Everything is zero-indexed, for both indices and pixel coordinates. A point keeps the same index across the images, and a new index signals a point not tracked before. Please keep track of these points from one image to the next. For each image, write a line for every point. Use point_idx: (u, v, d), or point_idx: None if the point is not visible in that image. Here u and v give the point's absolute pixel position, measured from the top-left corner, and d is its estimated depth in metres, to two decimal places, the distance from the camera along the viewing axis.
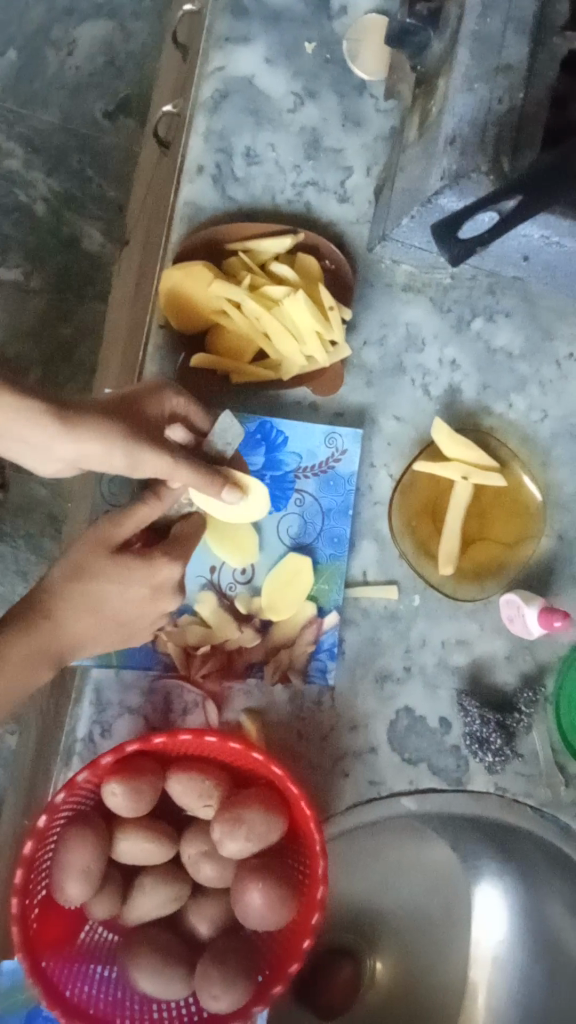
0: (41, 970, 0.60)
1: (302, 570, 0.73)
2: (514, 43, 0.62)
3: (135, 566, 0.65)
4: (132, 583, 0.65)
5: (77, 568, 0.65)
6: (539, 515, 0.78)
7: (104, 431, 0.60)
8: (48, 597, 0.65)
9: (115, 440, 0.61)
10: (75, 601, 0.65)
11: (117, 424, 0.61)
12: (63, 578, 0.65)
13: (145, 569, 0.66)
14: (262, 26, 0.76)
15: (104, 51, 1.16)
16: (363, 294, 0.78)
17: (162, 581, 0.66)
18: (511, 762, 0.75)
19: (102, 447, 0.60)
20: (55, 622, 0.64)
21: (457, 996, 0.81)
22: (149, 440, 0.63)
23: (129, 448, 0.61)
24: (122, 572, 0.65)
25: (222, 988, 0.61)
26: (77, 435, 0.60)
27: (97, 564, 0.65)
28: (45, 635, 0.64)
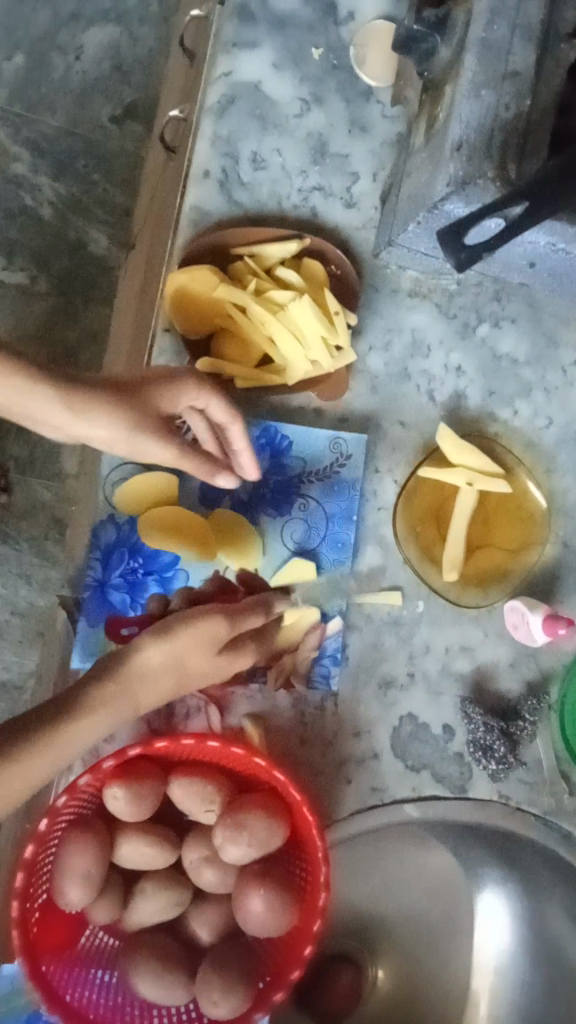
0: (41, 974, 0.60)
1: (306, 574, 0.73)
2: (521, 51, 0.62)
3: (222, 662, 0.66)
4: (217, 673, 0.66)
5: (174, 660, 0.63)
6: (543, 522, 0.77)
7: (113, 413, 0.62)
8: (136, 676, 0.62)
9: (123, 425, 0.63)
10: (162, 687, 0.63)
11: (125, 407, 0.62)
12: (161, 667, 0.63)
13: (232, 662, 0.66)
14: (269, 32, 0.76)
15: (112, 57, 1.16)
16: (368, 300, 0.78)
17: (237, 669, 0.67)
18: (515, 769, 0.75)
19: (107, 430, 0.62)
20: (136, 701, 0.63)
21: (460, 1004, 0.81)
22: (159, 432, 0.64)
23: (137, 435, 0.63)
24: (212, 667, 0.65)
25: (223, 994, 0.61)
26: (85, 415, 0.61)
27: (194, 662, 0.64)
28: (125, 708, 0.62)
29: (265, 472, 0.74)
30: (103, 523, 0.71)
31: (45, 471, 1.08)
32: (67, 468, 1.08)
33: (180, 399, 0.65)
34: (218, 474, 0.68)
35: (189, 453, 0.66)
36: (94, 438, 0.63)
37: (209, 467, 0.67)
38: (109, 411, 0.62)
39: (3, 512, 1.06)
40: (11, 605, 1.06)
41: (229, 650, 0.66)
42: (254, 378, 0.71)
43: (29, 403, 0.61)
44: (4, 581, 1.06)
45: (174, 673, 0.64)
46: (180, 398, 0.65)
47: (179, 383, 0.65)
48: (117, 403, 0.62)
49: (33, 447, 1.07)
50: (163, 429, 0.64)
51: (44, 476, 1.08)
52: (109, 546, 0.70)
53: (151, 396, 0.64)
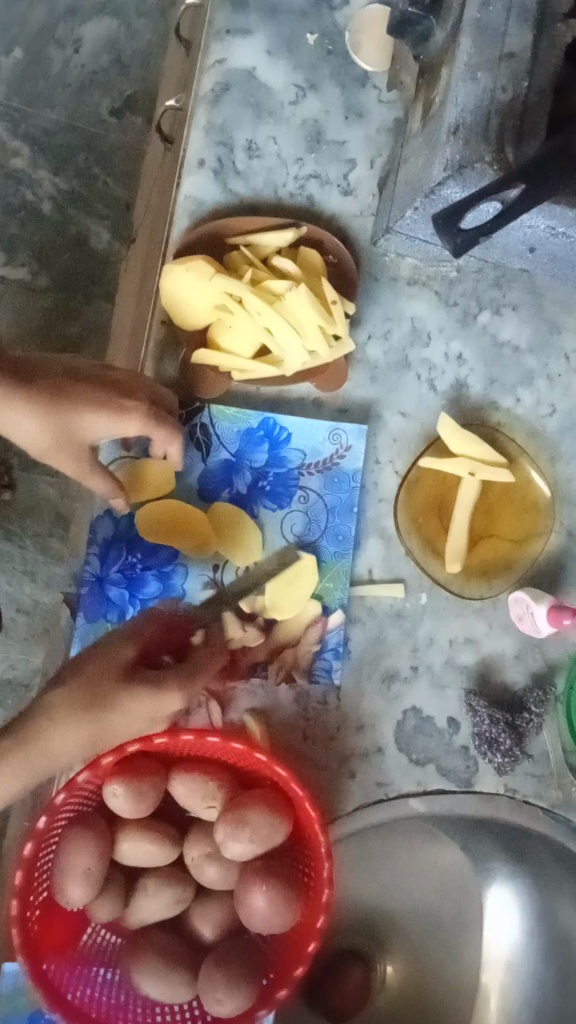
0: (43, 972, 0.59)
1: (307, 570, 0.72)
2: (517, 31, 0.61)
3: (142, 701, 0.63)
4: (137, 714, 0.63)
5: (85, 704, 0.62)
6: (547, 511, 0.76)
7: (33, 420, 0.62)
8: (44, 727, 0.62)
9: (41, 436, 0.63)
10: (74, 739, 0.62)
11: (47, 420, 0.62)
12: (69, 713, 0.62)
13: (154, 703, 0.63)
14: (263, 18, 0.75)
15: (109, 50, 1.15)
16: (367, 288, 0.77)
17: (164, 711, 0.63)
18: (521, 762, 0.74)
19: (40, 428, 0.62)
20: (48, 755, 0.62)
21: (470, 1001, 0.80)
22: (71, 452, 0.64)
23: (52, 446, 0.64)
24: (127, 705, 0.63)
25: (226, 992, 0.61)
26: (5, 413, 0.61)
27: (109, 704, 0.62)
28: (37, 764, 0.62)
29: (264, 464, 0.73)
30: (100, 518, 0.70)
31: (49, 467, 1.07)
32: None
33: (109, 428, 0.64)
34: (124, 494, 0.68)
35: (103, 477, 0.65)
36: (13, 433, 0.63)
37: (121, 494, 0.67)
38: (32, 417, 0.62)
39: (7, 509, 1.06)
40: (16, 603, 1.06)
41: (150, 688, 0.63)
42: (251, 368, 0.70)
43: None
44: (8, 578, 1.06)
45: (86, 717, 0.62)
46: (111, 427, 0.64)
47: (111, 413, 0.64)
48: (39, 413, 0.62)
49: None
50: (78, 452, 0.64)
51: (47, 473, 1.07)
52: (107, 541, 0.70)
53: (76, 419, 0.63)
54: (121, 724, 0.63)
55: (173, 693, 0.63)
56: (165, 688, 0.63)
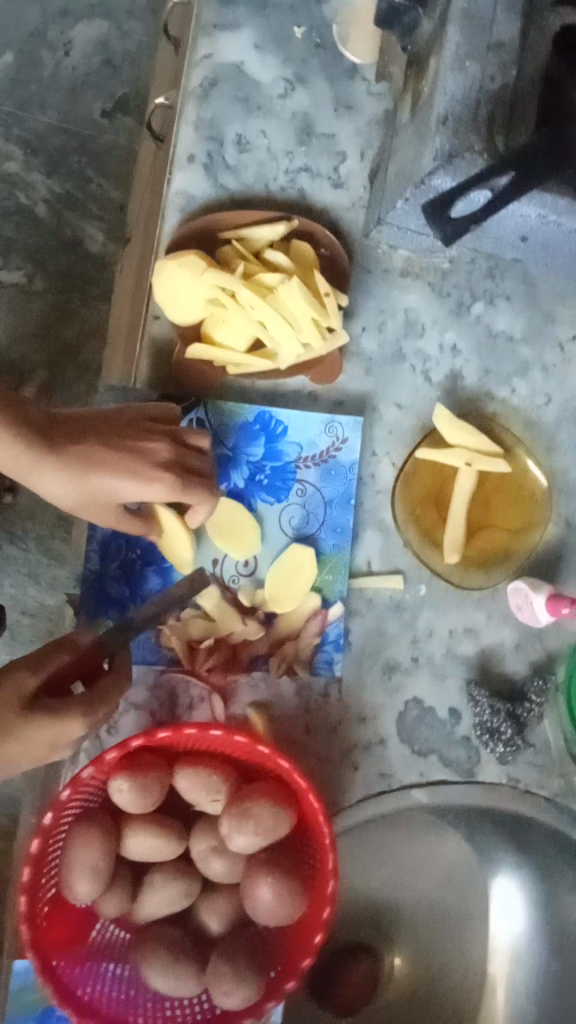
0: (51, 968, 0.60)
1: (306, 562, 0.72)
2: (504, 19, 0.61)
3: (42, 729, 0.58)
4: (35, 744, 0.59)
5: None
6: (545, 501, 0.76)
7: (61, 483, 0.60)
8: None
9: (70, 499, 0.61)
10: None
11: (77, 485, 0.61)
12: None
13: (54, 731, 0.59)
14: (251, 14, 0.76)
15: (100, 51, 1.15)
16: (360, 281, 0.77)
17: (62, 738, 0.60)
18: (523, 751, 0.74)
19: (63, 489, 0.61)
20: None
21: (477, 995, 0.79)
22: (99, 512, 0.63)
23: (80, 506, 0.62)
24: (26, 736, 0.58)
25: (234, 985, 0.61)
26: (34, 473, 0.60)
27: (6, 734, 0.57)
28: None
29: (261, 458, 0.73)
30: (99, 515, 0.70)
31: None
32: None
33: (138, 492, 0.63)
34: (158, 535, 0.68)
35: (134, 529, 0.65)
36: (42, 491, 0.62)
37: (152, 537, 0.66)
38: (60, 480, 0.60)
39: (8, 512, 1.06)
40: (20, 605, 1.06)
41: (53, 716, 0.59)
42: (246, 362, 0.70)
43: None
44: (11, 581, 1.06)
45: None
46: (142, 492, 0.63)
47: (141, 482, 0.62)
48: (68, 477, 0.60)
49: None
50: (106, 511, 0.63)
51: None
52: (106, 537, 0.70)
53: (105, 483, 0.61)
54: (16, 753, 0.58)
55: (73, 719, 0.59)
56: (67, 715, 0.59)
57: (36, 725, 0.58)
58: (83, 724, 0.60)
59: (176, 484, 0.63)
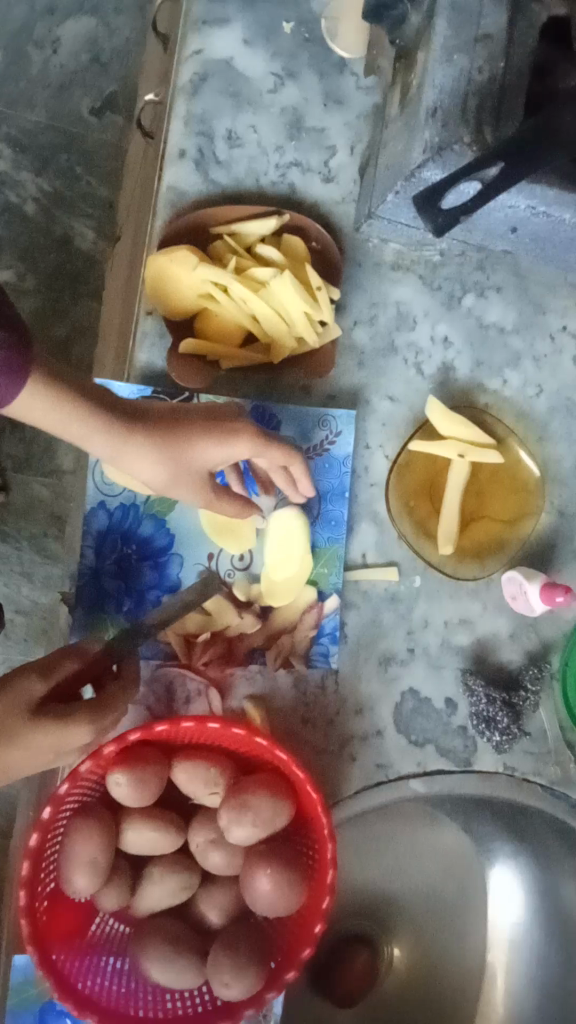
0: (52, 962, 0.60)
1: (301, 543, 0.73)
2: (492, 11, 0.61)
3: (43, 734, 0.59)
4: (38, 751, 0.60)
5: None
6: (537, 491, 0.77)
7: (155, 459, 0.62)
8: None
9: (165, 473, 0.63)
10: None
11: (171, 458, 0.62)
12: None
13: (58, 736, 0.60)
14: (239, 9, 0.76)
15: (88, 47, 1.15)
16: (351, 274, 0.77)
17: (67, 744, 0.60)
18: (519, 739, 0.74)
19: (156, 464, 0.62)
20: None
21: (476, 982, 0.80)
22: (194, 483, 0.65)
23: (173, 481, 0.64)
24: (30, 740, 0.59)
25: (234, 975, 0.61)
26: (129, 453, 0.61)
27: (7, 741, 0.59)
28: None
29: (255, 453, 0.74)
30: (94, 511, 0.70)
31: (42, 468, 1.07)
32: (63, 464, 1.07)
33: (230, 453, 0.65)
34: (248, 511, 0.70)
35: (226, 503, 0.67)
36: (133, 473, 0.63)
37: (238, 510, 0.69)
38: (153, 454, 0.61)
39: (2, 511, 1.06)
40: (14, 604, 1.06)
41: (57, 719, 0.60)
42: (239, 357, 0.71)
43: (87, 437, 0.59)
44: (6, 579, 1.06)
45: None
46: (233, 452, 0.65)
47: (233, 442, 0.64)
48: (160, 452, 0.62)
49: (28, 444, 1.07)
50: (201, 481, 0.65)
51: (40, 473, 1.07)
52: (102, 533, 0.70)
53: (195, 451, 0.63)
54: (21, 759, 0.59)
55: (77, 726, 0.60)
56: (68, 721, 0.60)
57: (37, 729, 0.59)
58: (87, 729, 0.60)
59: (268, 442, 0.66)
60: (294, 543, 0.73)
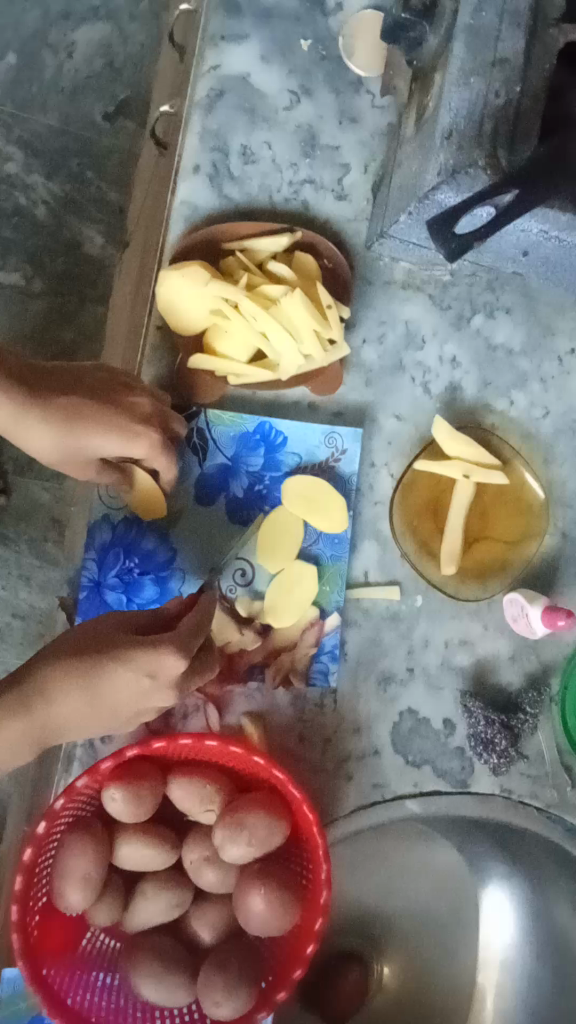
0: (42, 977, 0.59)
1: (306, 576, 0.72)
2: (510, 35, 0.61)
3: (136, 661, 0.57)
4: (137, 683, 0.58)
5: (79, 674, 0.58)
6: (541, 512, 0.77)
7: (48, 435, 0.61)
8: (45, 694, 0.59)
9: (49, 452, 0.63)
10: (73, 704, 0.59)
11: (55, 443, 0.62)
12: (66, 680, 0.58)
13: (150, 662, 0.57)
14: (256, 24, 0.76)
15: (102, 54, 1.15)
16: (361, 292, 0.77)
17: (162, 673, 0.58)
18: (517, 763, 0.74)
19: (46, 443, 0.62)
20: (52, 720, 0.59)
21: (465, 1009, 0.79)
22: (76, 466, 0.65)
23: (62, 460, 0.63)
24: (125, 663, 0.57)
25: (224, 995, 0.61)
26: (19, 425, 0.60)
27: (102, 670, 0.58)
28: (39, 725, 0.59)
29: (260, 469, 0.74)
30: (97, 523, 0.70)
31: (43, 472, 1.07)
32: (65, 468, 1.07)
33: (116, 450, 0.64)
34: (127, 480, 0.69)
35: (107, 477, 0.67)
36: (26, 443, 0.62)
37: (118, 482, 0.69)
38: (46, 433, 0.61)
39: (2, 514, 1.05)
40: (11, 607, 1.05)
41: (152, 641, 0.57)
42: (248, 373, 0.71)
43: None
44: (3, 583, 1.05)
45: (81, 687, 0.58)
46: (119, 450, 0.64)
47: (121, 444, 0.63)
48: (55, 433, 0.61)
49: None
50: (84, 465, 0.65)
51: (42, 476, 1.07)
52: (104, 545, 0.70)
53: (88, 443, 0.62)
54: (118, 684, 0.58)
55: (167, 652, 0.57)
56: (160, 645, 0.57)
57: (132, 651, 0.57)
58: (176, 658, 0.57)
59: (158, 445, 0.64)
60: (314, 516, 0.73)
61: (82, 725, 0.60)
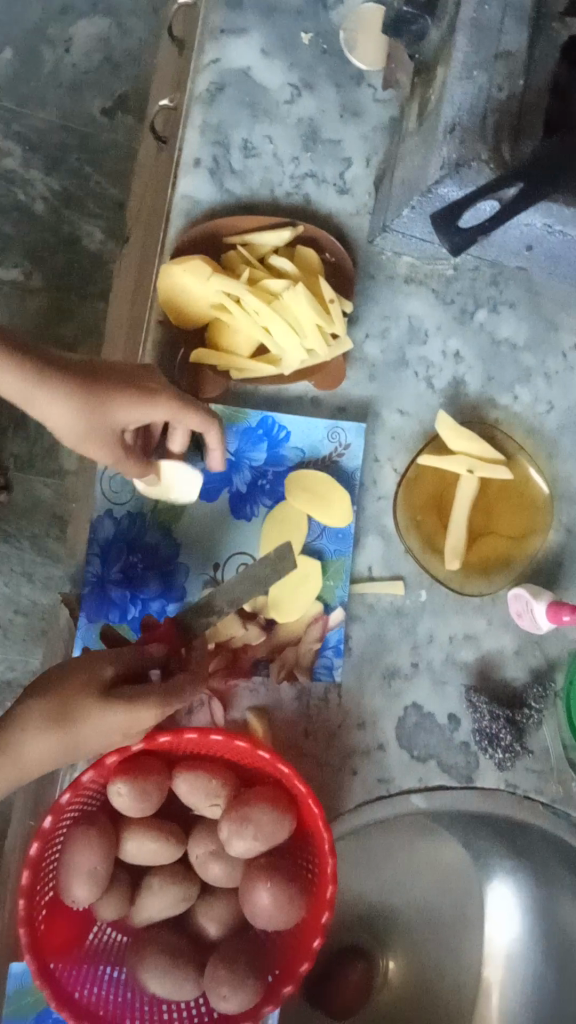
0: (49, 972, 0.59)
1: (310, 572, 0.72)
2: (514, 29, 0.61)
3: (114, 715, 0.58)
4: (116, 732, 0.59)
5: (55, 718, 0.59)
6: (546, 508, 0.77)
7: (71, 405, 0.60)
8: (17, 737, 0.60)
9: (72, 424, 0.61)
10: (45, 749, 0.60)
11: (77, 412, 0.60)
12: (40, 724, 0.60)
13: (130, 718, 0.58)
14: (257, 18, 0.75)
15: (101, 48, 1.15)
16: (364, 287, 0.77)
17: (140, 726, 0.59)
18: (522, 758, 0.74)
19: (71, 415, 0.60)
20: (22, 764, 0.61)
21: (470, 1009, 0.80)
22: (102, 439, 0.62)
23: (86, 437, 0.62)
24: (102, 720, 0.59)
25: (232, 988, 0.60)
26: (41, 397, 0.59)
27: (79, 718, 0.59)
28: (9, 770, 0.60)
29: (263, 464, 0.73)
30: (100, 519, 0.70)
31: (44, 468, 1.07)
32: (66, 464, 1.07)
33: (138, 415, 0.63)
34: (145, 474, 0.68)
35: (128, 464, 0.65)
36: (49, 422, 0.61)
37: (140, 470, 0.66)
38: (70, 401, 0.60)
39: (3, 511, 1.05)
40: (14, 604, 1.05)
41: (126, 701, 0.58)
42: (250, 369, 0.71)
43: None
44: (5, 579, 1.05)
45: (56, 730, 0.59)
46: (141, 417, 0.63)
47: (142, 406, 0.62)
48: (80, 400, 0.60)
49: (31, 444, 1.07)
50: (110, 438, 0.62)
51: (43, 473, 1.07)
52: (108, 540, 0.70)
53: (114, 409, 0.61)
54: (93, 736, 0.59)
55: (148, 709, 0.59)
56: (135, 705, 0.58)
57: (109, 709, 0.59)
58: (157, 713, 0.59)
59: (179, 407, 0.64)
60: (316, 509, 0.73)
61: (48, 767, 0.62)
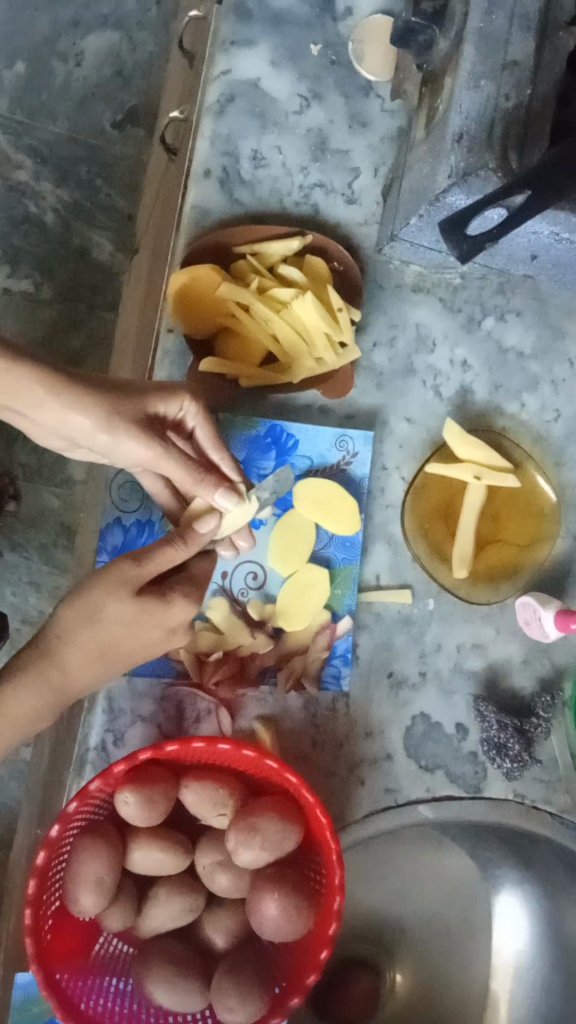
0: (55, 982, 0.59)
1: (319, 582, 0.72)
2: (520, 40, 0.61)
3: (151, 614, 0.61)
4: (147, 622, 0.61)
5: (87, 614, 0.60)
6: (553, 516, 0.77)
7: (96, 409, 0.60)
8: (56, 643, 0.60)
9: (101, 416, 0.60)
10: (85, 652, 0.60)
11: (103, 405, 0.60)
12: (76, 625, 0.60)
13: (162, 613, 0.62)
14: (266, 30, 0.76)
15: (111, 62, 1.16)
16: (372, 296, 0.77)
17: (175, 620, 0.63)
18: (530, 768, 0.74)
19: (93, 419, 0.60)
20: (66, 672, 0.60)
21: (479, 1010, 0.78)
22: (134, 424, 0.61)
23: (116, 440, 0.61)
24: (139, 622, 0.61)
25: (239, 1000, 0.60)
26: (65, 404, 0.59)
27: (109, 611, 0.60)
28: (52, 680, 0.60)
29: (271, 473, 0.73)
30: (109, 527, 0.71)
31: (53, 478, 1.07)
32: (74, 474, 1.08)
33: (167, 406, 0.64)
34: (205, 488, 0.63)
35: (175, 461, 0.62)
36: (77, 433, 0.61)
37: (193, 474, 0.63)
38: (92, 406, 0.60)
39: (11, 520, 1.05)
40: (21, 613, 1.04)
41: (157, 598, 0.62)
42: (259, 378, 0.71)
43: (9, 391, 0.58)
44: (12, 589, 1.04)
45: (91, 628, 0.60)
46: (168, 408, 0.64)
47: (168, 394, 0.64)
48: (101, 402, 0.60)
49: (40, 453, 1.07)
50: (142, 427, 0.61)
51: (51, 483, 1.07)
52: (116, 547, 0.70)
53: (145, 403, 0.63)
54: (137, 639, 0.61)
55: (179, 601, 0.62)
56: (171, 602, 0.62)
57: (142, 610, 0.61)
58: (189, 605, 0.63)
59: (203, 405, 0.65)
60: (327, 518, 0.73)
61: (90, 684, 0.62)
